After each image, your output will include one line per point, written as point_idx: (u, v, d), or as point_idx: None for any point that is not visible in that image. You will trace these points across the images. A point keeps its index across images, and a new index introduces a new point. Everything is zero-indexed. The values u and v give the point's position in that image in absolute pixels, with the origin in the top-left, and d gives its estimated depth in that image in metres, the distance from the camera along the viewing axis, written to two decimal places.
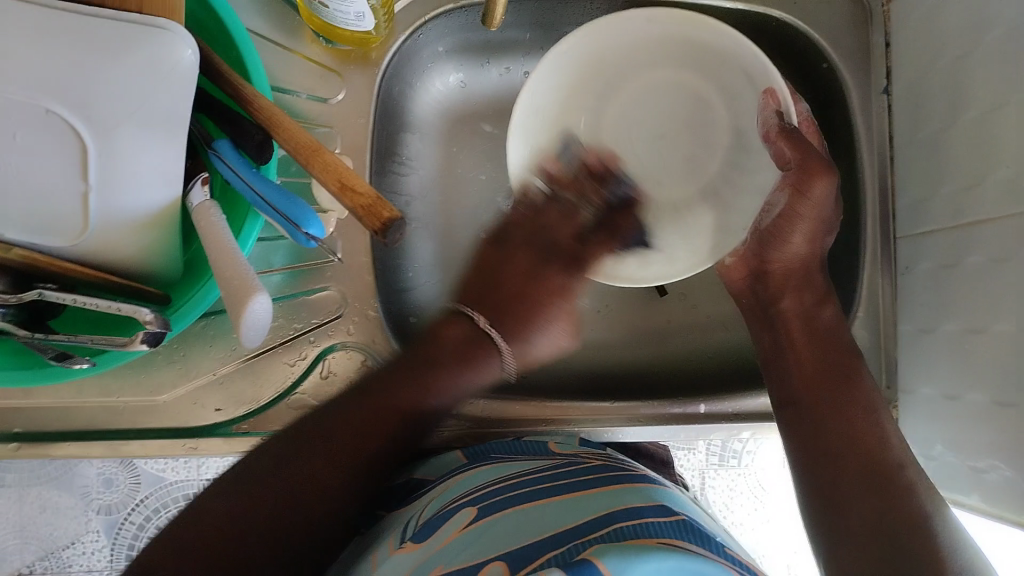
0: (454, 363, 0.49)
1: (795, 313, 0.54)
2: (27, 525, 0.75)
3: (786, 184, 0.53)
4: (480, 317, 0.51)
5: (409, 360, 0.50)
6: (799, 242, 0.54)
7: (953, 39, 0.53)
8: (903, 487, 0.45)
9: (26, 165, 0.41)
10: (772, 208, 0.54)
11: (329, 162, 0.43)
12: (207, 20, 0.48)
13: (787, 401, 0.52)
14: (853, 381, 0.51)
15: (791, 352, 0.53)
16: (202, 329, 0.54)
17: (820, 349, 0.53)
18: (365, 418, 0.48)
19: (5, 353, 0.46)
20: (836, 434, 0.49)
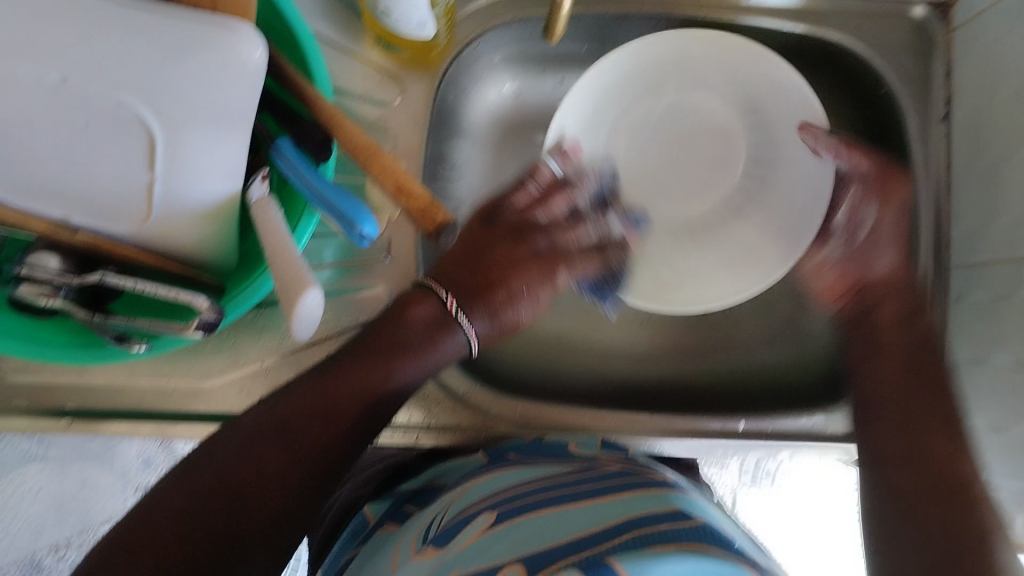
0: (423, 330, 0.50)
1: (889, 318, 0.54)
2: (66, 499, 0.77)
3: (873, 194, 0.55)
4: (450, 299, 0.51)
5: (379, 336, 0.50)
6: (888, 254, 0.55)
7: (1017, 71, 0.52)
8: (969, 489, 0.46)
9: (96, 151, 0.43)
10: (861, 225, 0.55)
11: (385, 165, 0.43)
12: (275, 21, 0.49)
13: (867, 401, 0.53)
14: (928, 383, 0.51)
15: (882, 344, 0.54)
16: (251, 320, 0.56)
17: (911, 342, 0.53)
18: (335, 393, 0.47)
19: (63, 332, 0.48)
20: (901, 427, 0.50)
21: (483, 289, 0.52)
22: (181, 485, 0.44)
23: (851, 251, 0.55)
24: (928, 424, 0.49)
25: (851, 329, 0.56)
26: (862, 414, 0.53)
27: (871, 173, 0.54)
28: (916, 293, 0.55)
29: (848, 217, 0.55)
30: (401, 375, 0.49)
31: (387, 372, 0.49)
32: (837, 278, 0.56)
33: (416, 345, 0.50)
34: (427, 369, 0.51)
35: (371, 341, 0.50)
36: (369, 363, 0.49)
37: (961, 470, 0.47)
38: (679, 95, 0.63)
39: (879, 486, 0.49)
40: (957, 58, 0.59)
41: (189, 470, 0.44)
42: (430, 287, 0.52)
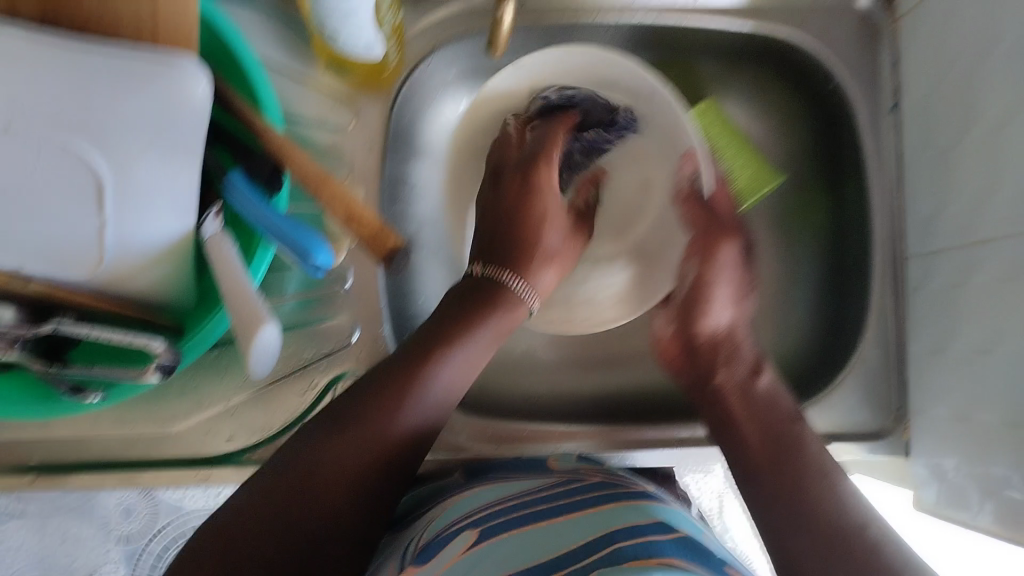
0: (485, 322, 0.50)
1: (730, 383, 0.53)
2: (47, 556, 0.75)
3: (696, 252, 0.57)
4: (477, 268, 0.53)
5: (440, 328, 0.50)
6: (722, 308, 0.56)
7: (961, 57, 0.53)
8: (867, 539, 0.43)
9: (41, 199, 0.42)
10: (686, 279, 0.57)
11: (337, 194, 0.43)
12: (221, 51, 0.48)
13: (743, 471, 0.49)
14: (777, 445, 0.49)
15: (738, 428, 0.51)
16: (214, 359, 0.55)
17: (757, 412, 0.51)
18: (365, 436, 0.45)
19: (20, 386, 0.46)
20: (779, 491, 0.47)
21: (521, 255, 0.54)
22: (261, 486, 0.44)
23: (682, 312, 0.57)
24: (804, 489, 0.46)
25: (696, 400, 0.55)
26: (741, 473, 0.49)
27: (698, 239, 0.58)
28: (754, 353, 0.55)
29: (691, 294, 0.56)
30: (418, 406, 0.47)
31: (397, 409, 0.46)
32: (672, 335, 0.57)
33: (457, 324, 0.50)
34: (473, 359, 0.50)
35: (410, 352, 0.48)
36: (377, 400, 0.46)
37: (859, 528, 0.43)
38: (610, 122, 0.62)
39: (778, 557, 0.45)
40: (903, 48, 0.59)
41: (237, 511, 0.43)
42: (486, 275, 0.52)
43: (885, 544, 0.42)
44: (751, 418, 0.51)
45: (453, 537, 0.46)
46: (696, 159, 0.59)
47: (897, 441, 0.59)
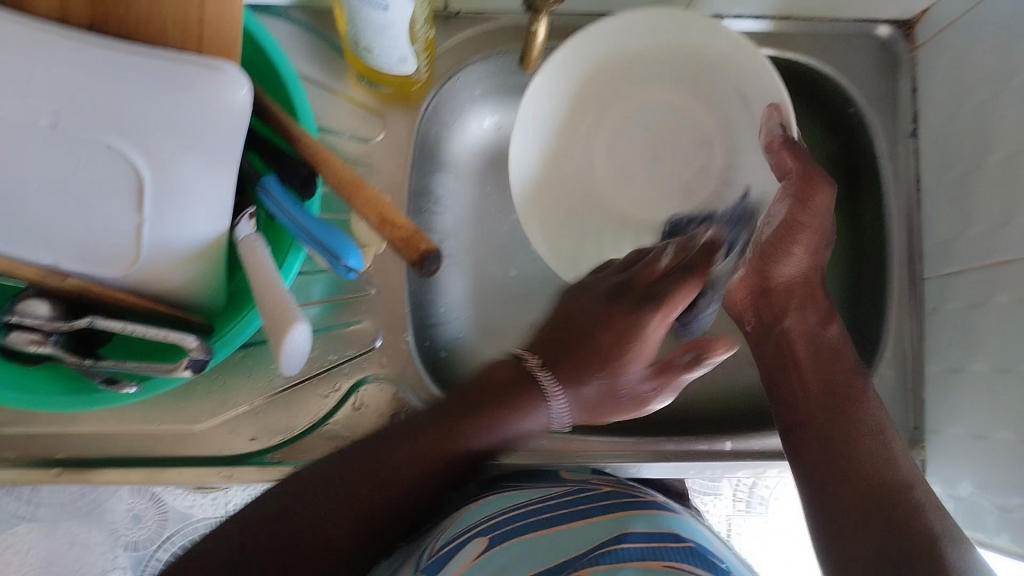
0: (516, 403, 0.51)
1: (797, 331, 0.55)
2: (55, 560, 0.74)
3: (787, 195, 0.52)
4: (532, 360, 0.53)
5: (466, 394, 0.51)
6: (799, 257, 0.54)
7: (979, 84, 0.54)
8: (908, 500, 0.46)
9: (82, 195, 0.43)
10: (773, 219, 0.54)
11: (369, 198, 0.44)
12: (261, 62, 0.50)
13: (789, 424, 0.53)
14: (848, 407, 0.52)
15: (797, 374, 0.53)
16: (240, 359, 0.56)
17: (820, 360, 0.54)
18: (398, 464, 0.48)
19: (54, 378, 0.48)
20: (831, 444, 0.50)
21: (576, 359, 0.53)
22: (295, 486, 0.48)
23: (759, 256, 0.54)
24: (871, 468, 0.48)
25: (756, 343, 0.57)
26: (788, 429, 0.53)
27: (791, 185, 0.53)
28: (827, 302, 0.56)
29: (771, 242, 0.53)
30: (455, 454, 0.49)
31: (441, 449, 0.49)
32: (742, 281, 0.56)
33: (495, 407, 0.50)
34: (502, 436, 0.51)
35: (451, 408, 0.50)
36: (423, 437, 0.49)
37: (907, 487, 0.47)
38: (662, 89, 0.63)
39: (819, 499, 0.49)
40: (922, 75, 0.61)
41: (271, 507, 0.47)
42: (520, 358, 0.53)
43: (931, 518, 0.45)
44: (814, 364, 0.53)
45: (464, 544, 0.46)
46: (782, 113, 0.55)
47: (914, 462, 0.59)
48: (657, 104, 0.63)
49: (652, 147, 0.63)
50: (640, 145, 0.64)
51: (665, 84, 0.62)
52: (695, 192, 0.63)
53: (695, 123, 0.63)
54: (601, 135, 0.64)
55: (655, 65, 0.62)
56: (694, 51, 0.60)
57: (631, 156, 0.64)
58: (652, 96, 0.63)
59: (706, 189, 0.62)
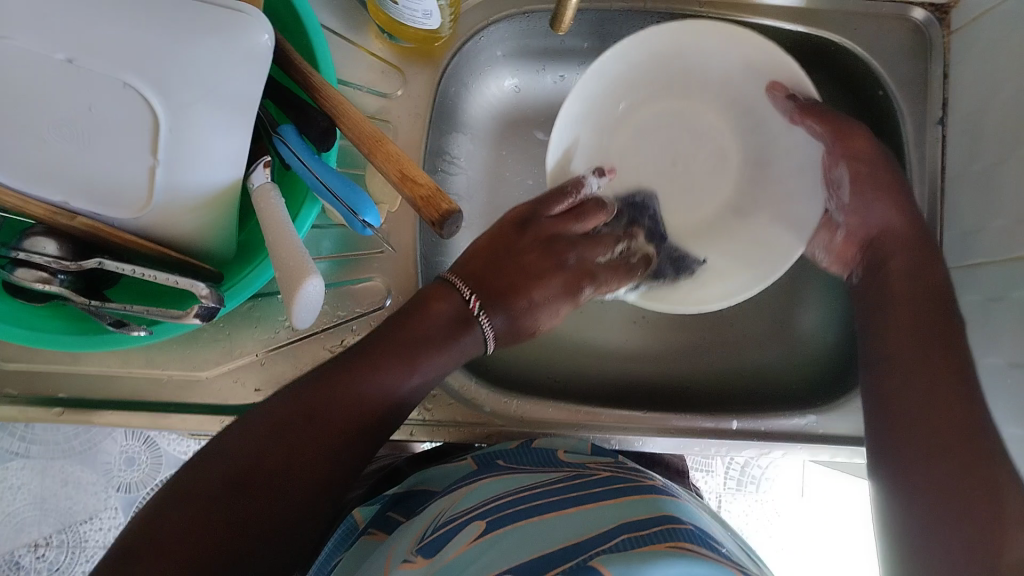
0: (442, 333, 0.49)
1: (900, 270, 0.53)
2: (47, 498, 0.75)
3: (838, 156, 0.57)
4: (472, 299, 0.51)
5: (399, 330, 0.49)
6: (881, 207, 0.55)
7: (1014, 76, 0.53)
8: (987, 442, 0.44)
9: (96, 134, 0.43)
10: (837, 186, 0.58)
11: (391, 154, 0.43)
12: (281, 8, 0.49)
13: (876, 362, 0.51)
14: (954, 342, 0.48)
15: (893, 310, 0.51)
16: (247, 310, 0.55)
17: (926, 297, 0.51)
18: (356, 398, 0.45)
19: (62, 318, 0.47)
20: (932, 375, 0.47)
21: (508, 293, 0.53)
22: (247, 428, 0.42)
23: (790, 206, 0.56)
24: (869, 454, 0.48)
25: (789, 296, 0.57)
26: (879, 373, 0.50)
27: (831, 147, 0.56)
28: (932, 239, 0.54)
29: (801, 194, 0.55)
30: (409, 385, 0.48)
31: (402, 377, 0.47)
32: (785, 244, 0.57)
33: (436, 335, 0.49)
34: (445, 367, 0.50)
35: (401, 326, 0.49)
36: (385, 363, 0.47)
37: (984, 428, 0.45)
38: (664, 101, 0.63)
39: (885, 452, 0.47)
40: (954, 62, 0.59)
41: (227, 450, 0.41)
42: (451, 283, 0.52)
43: None
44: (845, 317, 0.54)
45: (462, 527, 0.46)
46: (789, 86, 0.57)
47: None
48: (672, 111, 0.64)
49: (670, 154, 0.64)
50: (665, 156, 0.64)
51: (711, 94, 0.63)
52: (727, 171, 0.64)
53: (700, 125, 0.64)
54: (618, 137, 0.63)
55: (659, 70, 0.61)
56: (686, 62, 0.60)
57: (654, 159, 0.64)
58: (665, 104, 0.63)
59: (728, 185, 0.64)
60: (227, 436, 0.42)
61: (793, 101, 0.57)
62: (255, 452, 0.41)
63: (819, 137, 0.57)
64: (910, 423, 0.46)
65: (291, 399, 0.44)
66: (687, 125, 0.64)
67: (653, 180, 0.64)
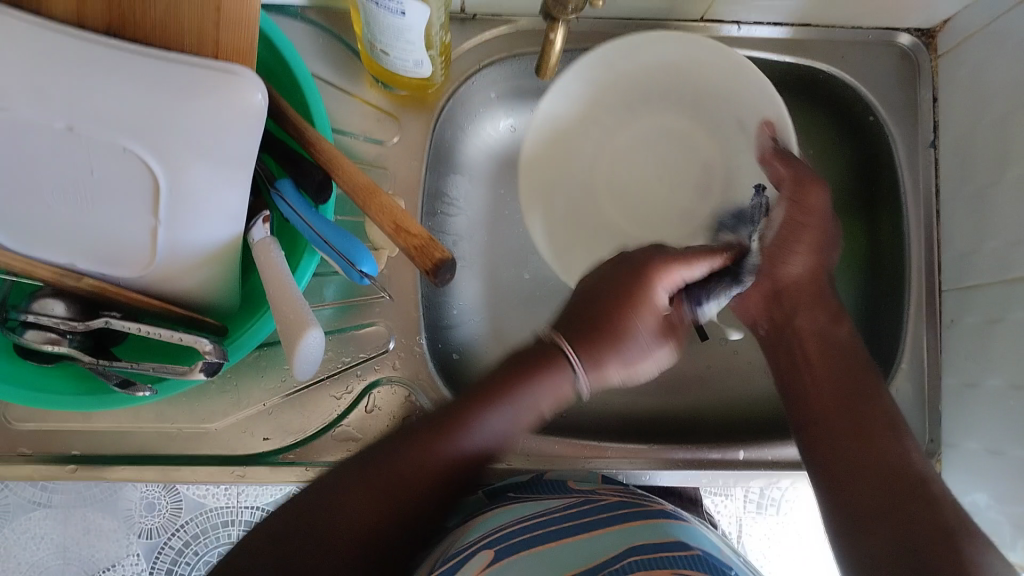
0: (518, 400, 0.46)
1: (808, 330, 0.56)
2: (68, 547, 0.75)
3: (784, 201, 0.55)
4: (568, 347, 0.48)
5: (506, 367, 0.48)
6: (801, 258, 0.56)
7: (1003, 95, 0.53)
8: (927, 492, 0.45)
9: (99, 197, 0.44)
10: (772, 222, 0.56)
11: (384, 204, 0.44)
12: (276, 64, 0.50)
13: (801, 422, 0.52)
14: (863, 394, 0.51)
15: (810, 369, 0.54)
16: (254, 360, 0.56)
17: (832, 355, 0.54)
18: (425, 461, 0.45)
19: (69, 377, 0.48)
20: (845, 437, 0.50)
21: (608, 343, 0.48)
22: (323, 481, 0.44)
23: (766, 256, 0.56)
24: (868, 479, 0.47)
25: (769, 347, 0.57)
26: (803, 429, 0.52)
27: (786, 192, 0.55)
28: (835, 302, 0.57)
29: (775, 244, 0.56)
30: (463, 452, 0.46)
31: (454, 448, 0.45)
32: (757, 286, 0.57)
33: (514, 387, 0.46)
34: (513, 422, 0.47)
35: (478, 390, 0.47)
36: (453, 426, 0.46)
37: (922, 480, 0.46)
38: (654, 118, 0.63)
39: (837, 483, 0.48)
40: (943, 85, 0.60)
41: (298, 505, 0.43)
42: (553, 340, 0.49)
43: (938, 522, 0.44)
44: (823, 355, 0.54)
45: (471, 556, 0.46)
46: (776, 128, 0.57)
47: None
48: (665, 132, 0.64)
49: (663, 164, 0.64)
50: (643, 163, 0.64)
51: (678, 115, 0.63)
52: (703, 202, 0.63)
53: (695, 149, 0.63)
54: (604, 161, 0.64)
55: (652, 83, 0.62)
56: (678, 69, 0.61)
57: (642, 176, 0.64)
58: (659, 125, 0.64)
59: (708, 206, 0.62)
60: (302, 493, 0.44)
61: (772, 141, 0.57)
62: (359, 478, 0.44)
63: (778, 182, 0.56)
64: (846, 477, 0.48)
65: (399, 437, 0.46)
66: (690, 154, 0.63)
67: (655, 199, 0.64)
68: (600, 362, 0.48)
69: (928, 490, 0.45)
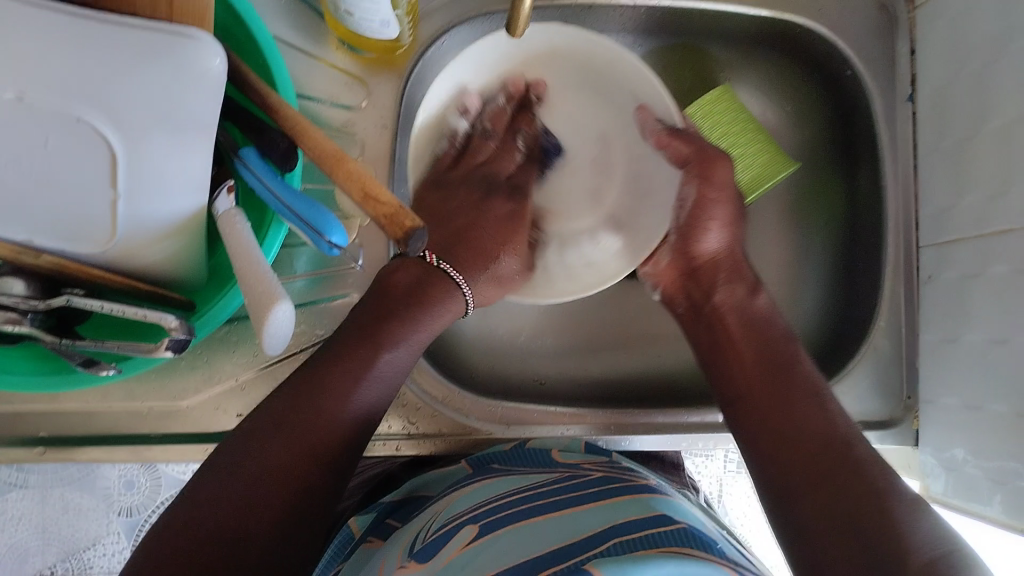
0: (410, 312, 0.50)
1: (727, 304, 0.56)
2: (47, 527, 0.74)
3: (693, 177, 0.57)
4: (429, 254, 0.53)
5: (368, 309, 0.50)
6: (716, 233, 0.57)
7: (980, 47, 0.53)
8: None
9: (52, 171, 0.42)
10: (685, 202, 0.58)
11: (353, 172, 0.43)
12: (234, 28, 0.48)
13: (731, 398, 0.52)
14: (780, 374, 0.51)
15: (731, 347, 0.54)
16: (224, 335, 0.54)
17: (751, 330, 0.54)
18: (334, 393, 0.45)
19: (33, 357, 0.47)
20: (773, 399, 0.50)
21: (476, 258, 0.55)
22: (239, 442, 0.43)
23: (680, 235, 0.58)
24: (794, 432, 0.47)
25: (689, 324, 0.58)
26: (731, 415, 0.52)
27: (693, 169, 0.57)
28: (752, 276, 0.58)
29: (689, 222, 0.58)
30: (382, 364, 0.48)
31: (370, 364, 0.47)
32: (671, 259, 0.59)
33: (401, 308, 0.50)
34: (420, 338, 0.51)
35: (367, 314, 0.50)
36: (354, 351, 0.47)
37: (847, 443, 0.46)
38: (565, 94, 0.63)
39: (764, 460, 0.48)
40: (920, 37, 0.59)
41: (223, 463, 0.42)
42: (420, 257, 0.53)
43: None
44: (745, 330, 0.54)
45: (453, 534, 0.46)
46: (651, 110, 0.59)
47: (907, 430, 0.59)
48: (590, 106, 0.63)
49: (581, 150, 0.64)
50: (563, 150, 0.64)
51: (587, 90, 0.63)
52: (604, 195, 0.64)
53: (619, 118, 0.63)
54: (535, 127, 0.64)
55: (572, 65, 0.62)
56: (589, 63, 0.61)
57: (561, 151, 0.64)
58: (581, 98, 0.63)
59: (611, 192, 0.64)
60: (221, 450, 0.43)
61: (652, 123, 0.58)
62: (232, 481, 0.42)
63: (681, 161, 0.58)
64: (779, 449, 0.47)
65: (270, 416, 0.44)
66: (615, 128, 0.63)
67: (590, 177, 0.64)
68: (473, 267, 0.55)
69: (856, 453, 0.45)
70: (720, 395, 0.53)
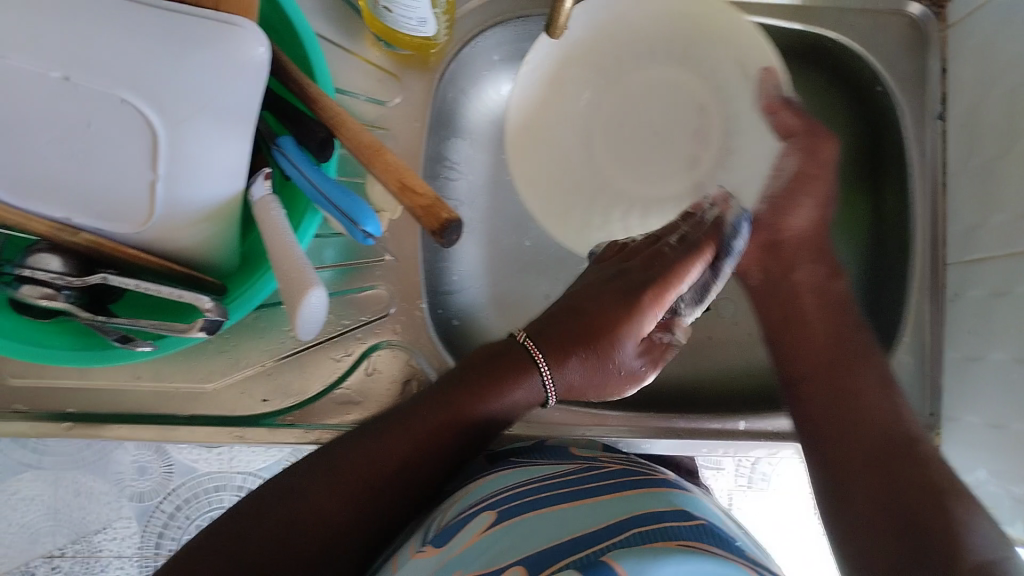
0: (493, 392, 0.46)
1: (807, 285, 0.55)
2: (60, 509, 0.75)
3: (796, 151, 0.54)
4: (528, 340, 0.48)
5: (454, 376, 0.48)
6: (807, 210, 0.54)
7: (1013, 68, 0.53)
8: (930, 459, 0.45)
9: (95, 150, 0.42)
10: (781, 172, 0.55)
11: (390, 163, 0.43)
12: (276, 24, 0.49)
13: (788, 378, 0.53)
14: (862, 363, 0.51)
15: (814, 327, 0.54)
16: (252, 321, 0.56)
17: (831, 311, 0.54)
18: (420, 435, 0.45)
19: (68, 333, 0.48)
20: (834, 398, 0.50)
21: (592, 342, 0.48)
22: (310, 466, 0.45)
23: (769, 208, 0.54)
24: (872, 420, 0.48)
25: (761, 294, 0.57)
26: (792, 391, 0.52)
27: (797, 142, 0.54)
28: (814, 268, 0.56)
29: (782, 193, 0.54)
30: (473, 424, 0.46)
31: (453, 420, 0.46)
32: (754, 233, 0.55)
33: (476, 379, 0.46)
34: (503, 415, 0.47)
35: (450, 385, 0.47)
36: (434, 409, 0.46)
37: (911, 443, 0.47)
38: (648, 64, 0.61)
39: (825, 442, 0.49)
40: (952, 56, 0.59)
41: (282, 488, 0.44)
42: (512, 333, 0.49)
43: (949, 478, 0.44)
44: (824, 309, 0.54)
45: (471, 519, 0.46)
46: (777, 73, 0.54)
47: None
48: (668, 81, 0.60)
49: (654, 132, 0.61)
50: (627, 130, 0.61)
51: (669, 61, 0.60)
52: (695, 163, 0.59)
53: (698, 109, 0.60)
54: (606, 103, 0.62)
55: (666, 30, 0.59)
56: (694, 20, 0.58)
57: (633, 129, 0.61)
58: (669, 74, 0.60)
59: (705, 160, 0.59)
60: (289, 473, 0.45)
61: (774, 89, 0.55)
62: (290, 500, 0.43)
63: (782, 133, 0.55)
64: (840, 446, 0.48)
65: (341, 453, 0.45)
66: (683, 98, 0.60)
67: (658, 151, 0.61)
68: (561, 359, 0.47)
69: (919, 451, 0.46)
70: (783, 381, 0.53)
